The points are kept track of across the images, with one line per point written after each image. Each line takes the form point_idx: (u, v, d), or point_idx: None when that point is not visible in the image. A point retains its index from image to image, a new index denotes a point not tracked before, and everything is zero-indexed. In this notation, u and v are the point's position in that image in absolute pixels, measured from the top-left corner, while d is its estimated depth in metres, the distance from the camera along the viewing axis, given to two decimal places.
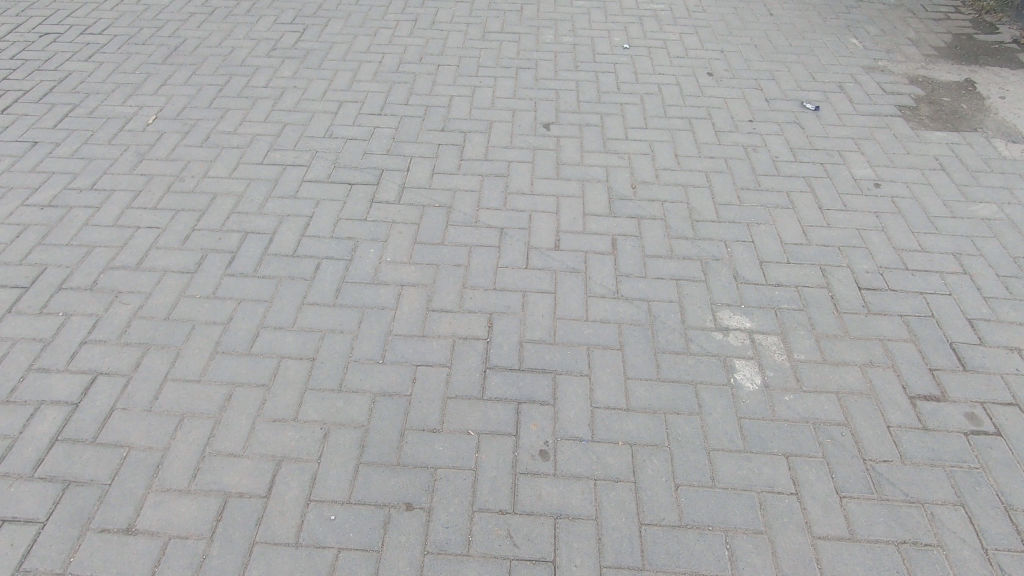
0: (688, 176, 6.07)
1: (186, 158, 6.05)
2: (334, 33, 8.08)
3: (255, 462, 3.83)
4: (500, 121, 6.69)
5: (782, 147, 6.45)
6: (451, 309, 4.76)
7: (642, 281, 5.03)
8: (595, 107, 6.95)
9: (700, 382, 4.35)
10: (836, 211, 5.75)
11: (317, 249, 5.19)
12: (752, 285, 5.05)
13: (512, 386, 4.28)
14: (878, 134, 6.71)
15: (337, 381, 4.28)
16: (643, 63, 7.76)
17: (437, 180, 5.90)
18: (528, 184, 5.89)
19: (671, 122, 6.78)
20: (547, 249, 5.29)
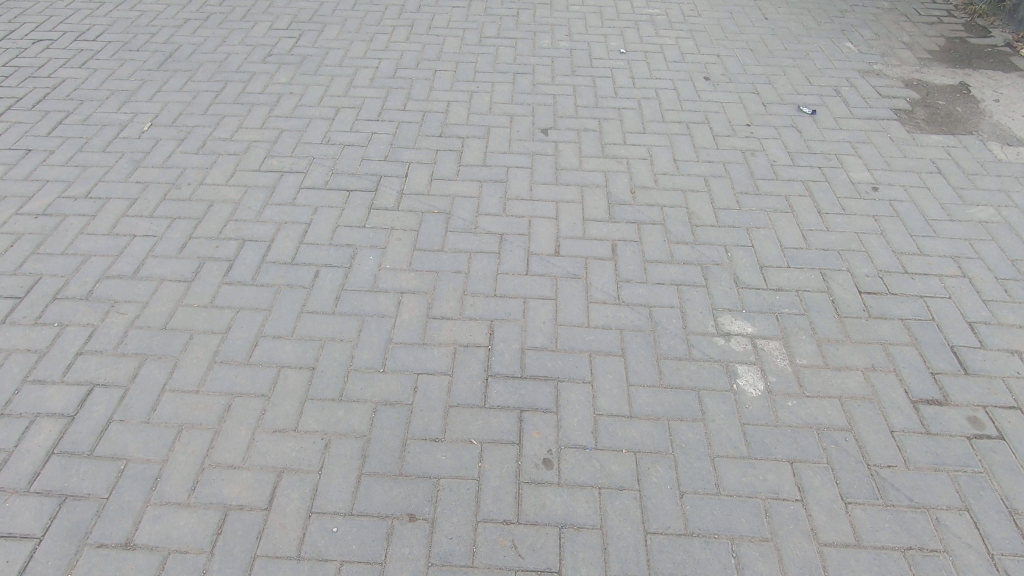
0: (775, 188, 6.15)
1: (286, 177, 6.09)
2: (402, 52, 8.24)
3: (420, 484, 3.79)
4: (584, 138, 6.80)
5: (780, 151, 6.64)
6: (582, 324, 4.77)
7: (755, 293, 5.06)
8: (591, 112, 7.18)
9: (842, 394, 4.35)
10: (834, 215, 5.85)
11: (436, 265, 5.22)
12: (859, 293, 5.10)
13: (659, 400, 4.28)
14: (873, 138, 6.90)
15: (483, 398, 4.26)
16: (707, 76, 7.92)
17: (538, 197, 5.98)
18: (627, 200, 5.98)
19: (751, 135, 6.89)
20: (546, 255, 5.37)
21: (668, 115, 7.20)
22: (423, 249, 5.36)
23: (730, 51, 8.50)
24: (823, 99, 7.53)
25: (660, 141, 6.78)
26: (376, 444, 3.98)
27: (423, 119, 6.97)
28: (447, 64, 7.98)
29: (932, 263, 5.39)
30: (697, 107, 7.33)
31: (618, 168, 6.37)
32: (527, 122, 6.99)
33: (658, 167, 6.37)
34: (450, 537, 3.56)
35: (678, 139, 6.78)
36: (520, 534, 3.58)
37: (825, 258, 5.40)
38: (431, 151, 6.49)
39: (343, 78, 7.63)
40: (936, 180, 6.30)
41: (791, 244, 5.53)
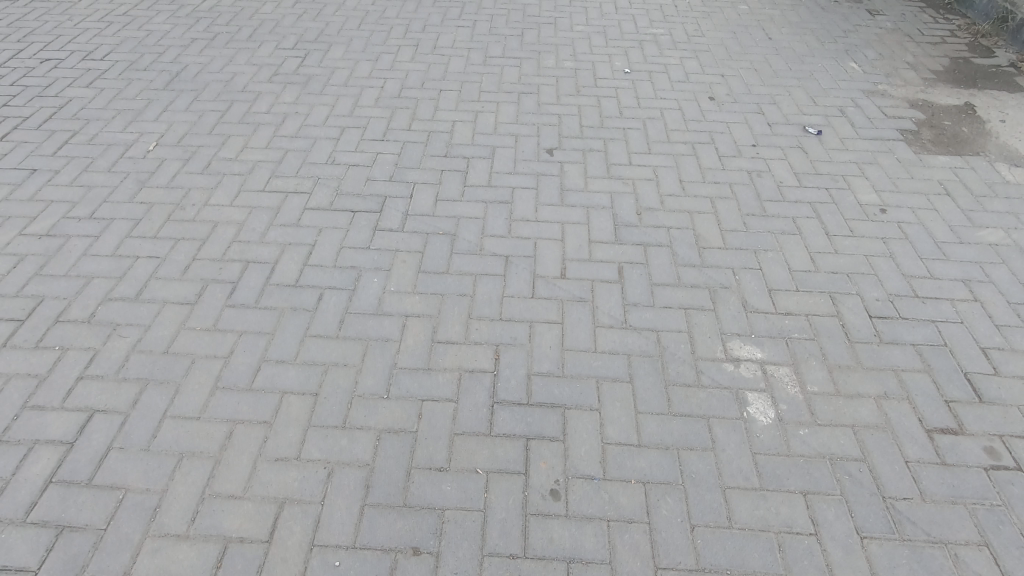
0: (707, 60, 5.04)
1: (115, 48, 5.00)
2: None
3: (139, 377, 2.56)
4: (489, 9, 5.80)
5: (742, 47, 5.23)
6: (431, 186, 3.60)
7: (664, 150, 3.97)
8: (507, 9, 5.81)
9: (769, 263, 3.16)
10: (811, 108, 4.44)
11: (264, 127, 4.10)
12: (797, 150, 3.99)
13: (512, 261, 3.13)
14: (856, 29, 5.58)
15: (272, 260, 3.11)
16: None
17: (417, 62, 4.91)
18: (524, 66, 4.88)
19: (686, 13, 5.82)
20: (416, 138, 4.02)
21: None
22: (256, 111, 4.28)
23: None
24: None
25: (576, 12, 5.76)
26: (98, 326, 2.76)
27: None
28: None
29: (898, 127, 4.25)
30: None
31: (522, 35, 5.34)
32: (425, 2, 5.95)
33: (567, 34, 5.36)
34: (160, 445, 2.32)
35: (597, 13, 5.74)
36: (268, 438, 2.36)
37: (758, 119, 4.28)
38: (300, 25, 5.44)
39: None
40: (907, 58, 5.17)
41: (717, 107, 4.40)
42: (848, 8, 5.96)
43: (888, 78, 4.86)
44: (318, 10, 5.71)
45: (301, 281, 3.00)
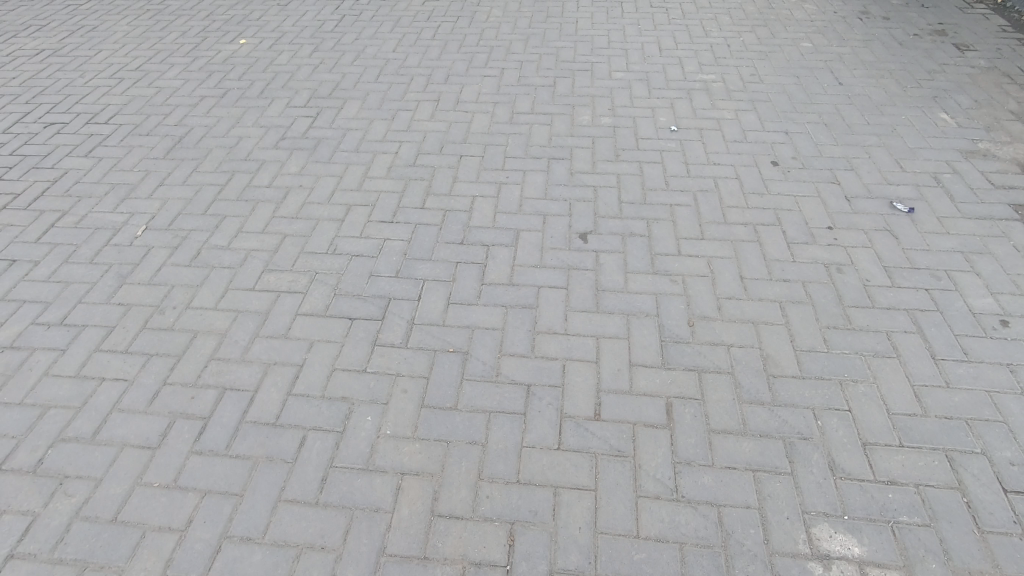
0: (769, 112, 4.38)
1: (121, 109, 4.73)
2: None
3: (77, 557, 2.11)
4: (519, 53, 5.31)
5: (807, 96, 4.55)
6: (443, 284, 3.09)
7: (720, 233, 3.35)
8: (540, 52, 5.31)
9: (861, 401, 2.49)
10: (897, 175, 3.72)
11: (263, 205, 3.70)
12: (885, 234, 3.30)
13: (535, 392, 2.58)
14: (942, 70, 4.83)
15: (252, 386, 2.65)
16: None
17: (437, 120, 4.45)
18: (556, 123, 4.35)
19: (740, 52, 5.19)
20: (430, 219, 3.52)
21: (634, 31, 5.62)
22: (256, 184, 3.88)
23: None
24: (840, 17, 5.74)
25: (615, 55, 5.21)
26: (44, 478, 2.35)
27: (322, 43, 5.64)
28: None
29: (1011, 201, 3.50)
30: (668, 26, 5.70)
31: (555, 84, 4.81)
32: (450, 45, 5.50)
33: (604, 83, 4.81)
34: None
35: (638, 57, 5.17)
36: None
37: (834, 191, 3.60)
38: (315, 76, 5.08)
39: (247, 9, 6.43)
40: (1010, 105, 4.38)
41: (783, 175, 3.75)
42: (931, 43, 5.23)
43: (990, 133, 4.09)
44: (336, 59, 5.34)
45: (282, 418, 2.52)
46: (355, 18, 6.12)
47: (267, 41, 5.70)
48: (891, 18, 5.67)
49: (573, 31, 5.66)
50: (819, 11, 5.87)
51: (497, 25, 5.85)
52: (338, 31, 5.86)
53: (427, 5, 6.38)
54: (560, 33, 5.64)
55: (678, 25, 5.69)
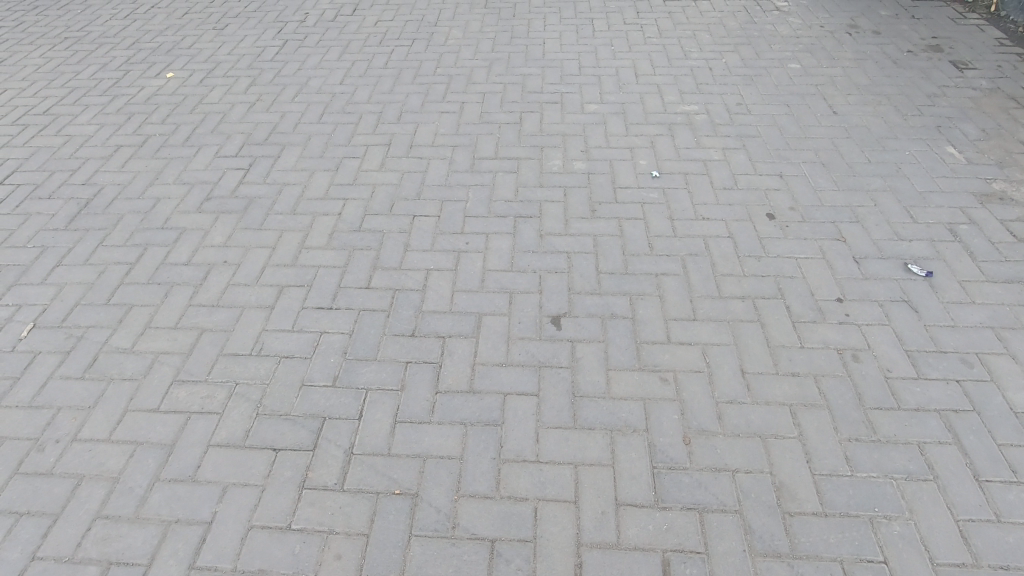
0: (759, 151, 3.93)
1: (21, 164, 4.11)
2: (272, 4, 6.36)
3: None
4: (481, 83, 4.78)
5: (799, 130, 4.11)
6: (389, 395, 2.57)
7: (714, 312, 2.88)
8: (505, 81, 4.78)
9: (898, 548, 2.04)
10: (909, 228, 3.29)
11: (179, 289, 3.13)
12: (904, 307, 2.86)
13: (501, 551, 2.08)
14: (944, 94, 4.42)
15: (146, 557, 2.11)
16: (661, 9, 5.84)
17: (387, 170, 3.91)
18: (523, 171, 3.84)
19: (725, 76, 4.73)
20: (376, 302, 3.00)
21: (607, 54, 5.12)
22: (173, 261, 3.31)
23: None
24: (828, 32, 5.31)
25: (587, 83, 4.71)
26: None
27: (261, 75, 5.04)
28: (319, 11, 6.10)
29: None
30: (644, 46, 5.21)
31: (521, 121, 4.30)
32: (405, 75, 4.95)
33: (576, 119, 4.31)
34: None
35: (612, 85, 4.68)
36: None
37: (840, 251, 3.17)
38: (250, 117, 4.50)
39: (179, 34, 5.79)
40: (1020, 135, 3.99)
41: (781, 232, 3.30)
42: (928, 61, 4.82)
43: (1003, 171, 3.68)
44: (275, 95, 4.76)
45: None
46: (299, 43, 5.53)
47: (198, 74, 5.08)
48: (882, 32, 5.26)
49: (541, 55, 5.14)
50: (805, 25, 5.44)
51: (457, 48, 5.31)
52: (279, 60, 5.26)
53: (380, 25, 5.79)
54: (526, 57, 5.12)
55: (655, 45, 5.22)
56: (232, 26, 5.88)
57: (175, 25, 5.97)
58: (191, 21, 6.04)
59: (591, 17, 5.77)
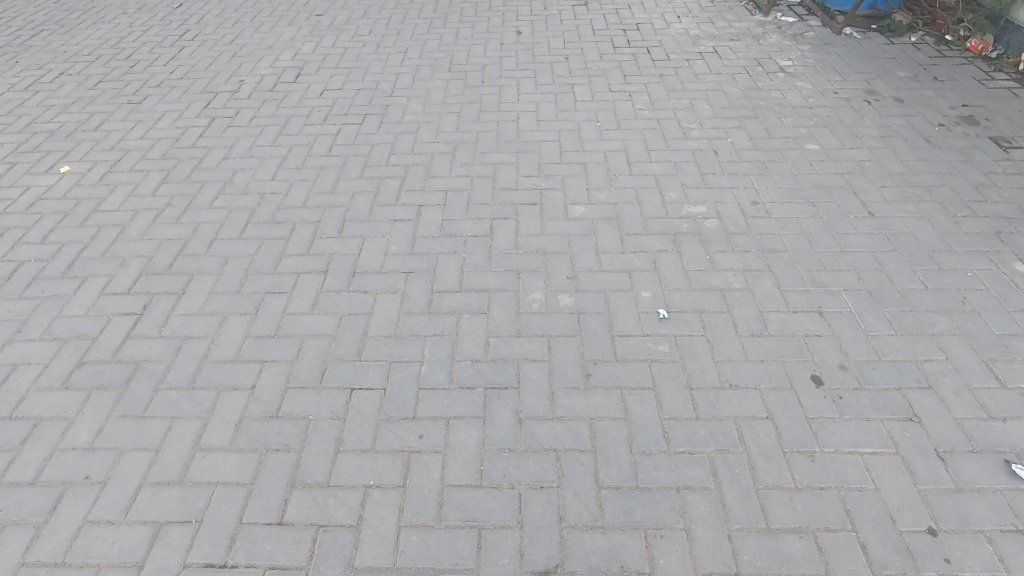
0: (788, 273, 3.17)
1: None
2: (201, 68, 5.50)
3: None
4: (444, 176, 3.97)
5: (833, 241, 3.36)
6: None
7: (764, 559, 2.06)
8: (473, 173, 3.98)
9: None
10: (997, 397, 2.54)
11: (12, 534, 2.22)
12: (1020, 543, 2.08)
13: None
14: (993, 183, 3.73)
15: None
16: (651, 70, 5.11)
17: (321, 313, 3.05)
18: (494, 311, 3.01)
19: (733, 163, 3.99)
20: (291, 553, 2.13)
21: (593, 133, 4.36)
22: (13, 479, 2.39)
23: (679, 34, 5.75)
24: (844, 99, 4.63)
25: (570, 175, 3.93)
26: None
27: (176, 168, 4.17)
28: (257, 78, 5.27)
29: None
30: (635, 122, 4.47)
31: (492, 233, 3.49)
32: (352, 165, 4.12)
33: (560, 228, 3.52)
34: None
35: (601, 177, 3.90)
36: None
37: (915, 440, 2.39)
38: (154, 232, 3.62)
39: (86, 111, 4.90)
40: None
41: (835, 408, 2.51)
42: (964, 137, 4.15)
43: None
44: (191, 197, 3.89)
45: None
46: (228, 122, 4.68)
47: (99, 168, 4.19)
48: (905, 100, 4.60)
49: (515, 136, 4.36)
50: (815, 91, 4.75)
51: (415, 127, 4.50)
52: (201, 146, 4.40)
53: (326, 96, 4.97)
54: (497, 138, 4.33)
55: (649, 121, 4.47)
56: (151, 101, 5.01)
57: (83, 99, 5.07)
58: (102, 93, 5.15)
59: (572, 82, 5.01)
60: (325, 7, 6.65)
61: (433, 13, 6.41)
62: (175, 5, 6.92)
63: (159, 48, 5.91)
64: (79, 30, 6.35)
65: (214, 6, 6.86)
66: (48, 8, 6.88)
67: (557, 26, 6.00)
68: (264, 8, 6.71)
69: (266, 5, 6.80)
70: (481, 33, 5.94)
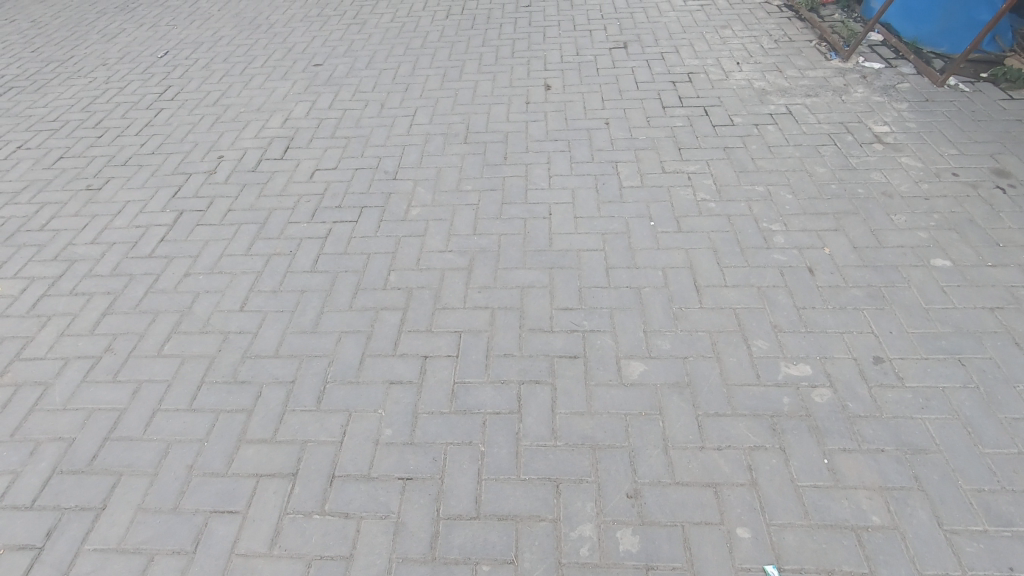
0: (949, 494, 2.20)
1: None
2: (177, 139, 4.72)
3: None
4: (457, 307, 3.08)
5: (1004, 432, 2.37)
6: None
7: None
8: (494, 303, 3.08)
9: None
10: None
11: None
12: None
13: None
14: None
15: None
16: (712, 141, 4.17)
17: (281, 554, 2.18)
18: (525, 559, 2.11)
19: (838, 289, 3.02)
20: None
21: (646, 237, 3.43)
22: None
23: (741, 88, 4.80)
24: (970, 186, 3.62)
25: (621, 307, 3.00)
26: None
27: (126, 290, 3.37)
28: (240, 153, 4.48)
29: None
30: (699, 220, 3.53)
31: (519, 409, 2.58)
32: (341, 288, 3.27)
33: (612, 400, 2.59)
34: None
35: (662, 311, 2.97)
36: None
37: None
38: (82, 396, 2.80)
39: (36, 201, 4.14)
40: None
41: None
42: None
43: None
44: (139, 337, 3.08)
45: None
46: (197, 219, 3.87)
47: (34, 289, 3.41)
48: None
49: (546, 242, 3.45)
50: (928, 172, 3.76)
51: (422, 227, 3.64)
52: (161, 255, 3.59)
53: (317, 179, 4.14)
54: (524, 246, 3.44)
55: (717, 218, 3.53)
56: (113, 187, 4.24)
57: (37, 183, 4.33)
58: (60, 175, 4.40)
59: (614, 158, 4.09)
60: (325, 55, 5.84)
61: (447, 61, 5.55)
62: (161, 53, 6.20)
63: (133, 112, 5.15)
64: (50, 88, 5.64)
65: (201, 54, 6.11)
66: (24, 60, 6.23)
67: (592, 77, 5.10)
68: (258, 56, 5.95)
69: (259, 52, 6.01)
70: (502, 88, 5.05)
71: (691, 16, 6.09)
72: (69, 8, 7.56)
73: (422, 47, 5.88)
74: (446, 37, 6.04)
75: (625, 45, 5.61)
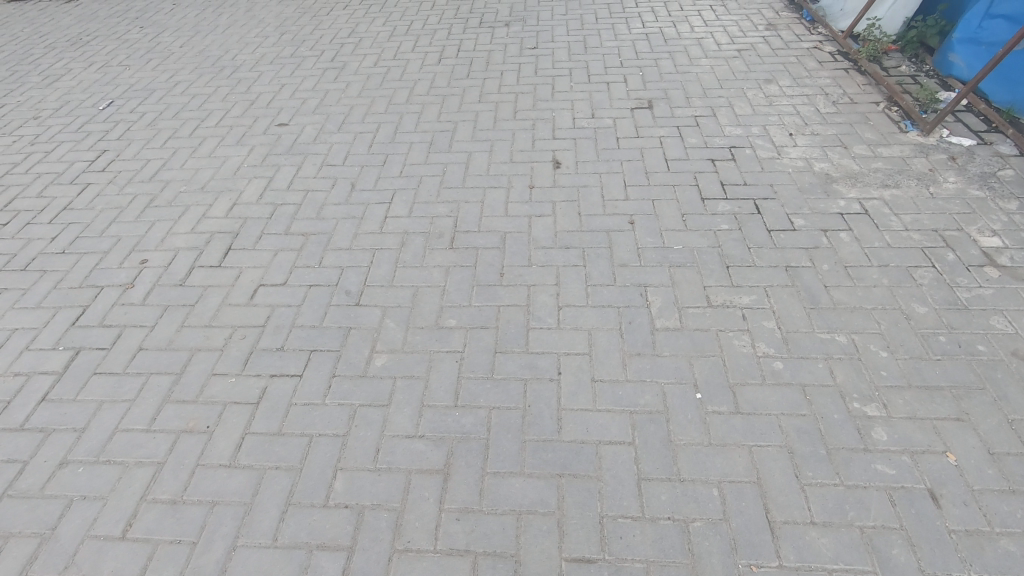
0: None
1: None
2: (96, 231, 3.81)
3: None
4: (424, 550, 2.15)
5: None
6: None
7: None
8: (478, 542, 2.15)
9: None
10: None
11: None
12: None
13: None
14: None
15: None
16: (771, 256, 3.22)
17: None
18: None
19: (979, 540, 2.06)
20: None
21: (691, 423, 2.48)
22: None
23: (798, 171, 3.84)
24: None
25: (661, 562, 2.07)
26: None
27: None
28: (169, 256, 3.56)
29: None
30: (764, 391, 2.58)
31: None
32: (266, 501, 2.34)
33: None
34: None
35: (722, 572, 2.03)
36: None
37: None
38: None
39: None
40: None
41: None
42: None
43: None
44: None
45: None
46: (95, 363, 2.95)
47: None
48: None
49: (553, 425, 2.51)
50: None
51: (387, 390, 2.71)
52: (35, 427, 2.68)
53: (259, 301, 3.21)
54: (522, 431, 2.49)
55: (788, 389, 2.58)
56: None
57: None
58: None
59: (643, 280, 3.15)
60: (292, 111, 4.92)
61: (436, 122, 4.63)
62: (103, 104, 5.30)
63: (52, 187, 4.24)
64: None
65: (150, 106, 5.21)
66: None
67: (612, 150, 4.16)
68: (214, 111, 5.03)
69: (217, 106, 5.10)
70: (501, 164, 4.12)
71: (727, 65, 5.13)
72: (15, 41, 6.69)
73: (407, 101, 4.96)
74: (436, 88, 5.12)
75: (650, 104, 4.66)
